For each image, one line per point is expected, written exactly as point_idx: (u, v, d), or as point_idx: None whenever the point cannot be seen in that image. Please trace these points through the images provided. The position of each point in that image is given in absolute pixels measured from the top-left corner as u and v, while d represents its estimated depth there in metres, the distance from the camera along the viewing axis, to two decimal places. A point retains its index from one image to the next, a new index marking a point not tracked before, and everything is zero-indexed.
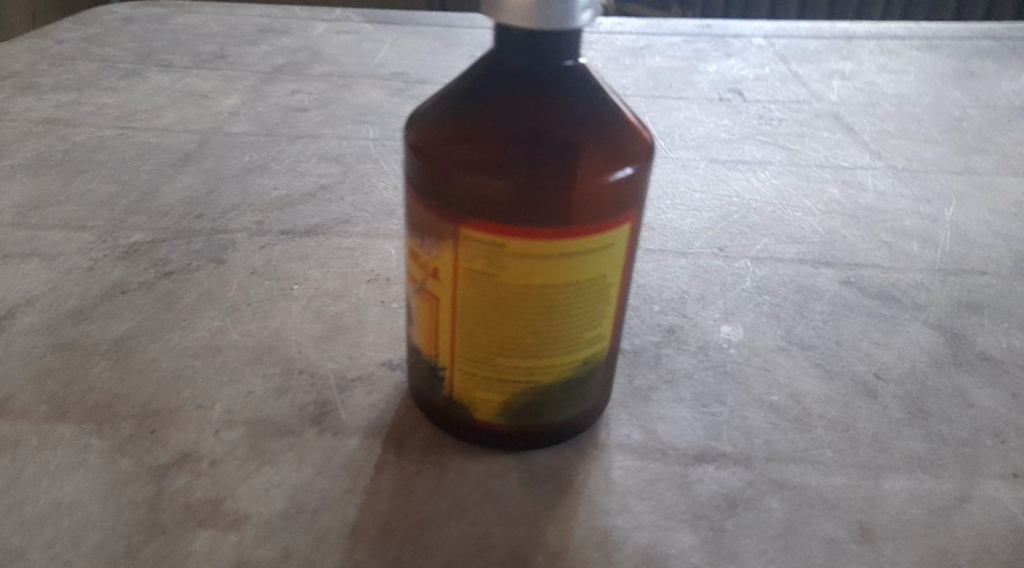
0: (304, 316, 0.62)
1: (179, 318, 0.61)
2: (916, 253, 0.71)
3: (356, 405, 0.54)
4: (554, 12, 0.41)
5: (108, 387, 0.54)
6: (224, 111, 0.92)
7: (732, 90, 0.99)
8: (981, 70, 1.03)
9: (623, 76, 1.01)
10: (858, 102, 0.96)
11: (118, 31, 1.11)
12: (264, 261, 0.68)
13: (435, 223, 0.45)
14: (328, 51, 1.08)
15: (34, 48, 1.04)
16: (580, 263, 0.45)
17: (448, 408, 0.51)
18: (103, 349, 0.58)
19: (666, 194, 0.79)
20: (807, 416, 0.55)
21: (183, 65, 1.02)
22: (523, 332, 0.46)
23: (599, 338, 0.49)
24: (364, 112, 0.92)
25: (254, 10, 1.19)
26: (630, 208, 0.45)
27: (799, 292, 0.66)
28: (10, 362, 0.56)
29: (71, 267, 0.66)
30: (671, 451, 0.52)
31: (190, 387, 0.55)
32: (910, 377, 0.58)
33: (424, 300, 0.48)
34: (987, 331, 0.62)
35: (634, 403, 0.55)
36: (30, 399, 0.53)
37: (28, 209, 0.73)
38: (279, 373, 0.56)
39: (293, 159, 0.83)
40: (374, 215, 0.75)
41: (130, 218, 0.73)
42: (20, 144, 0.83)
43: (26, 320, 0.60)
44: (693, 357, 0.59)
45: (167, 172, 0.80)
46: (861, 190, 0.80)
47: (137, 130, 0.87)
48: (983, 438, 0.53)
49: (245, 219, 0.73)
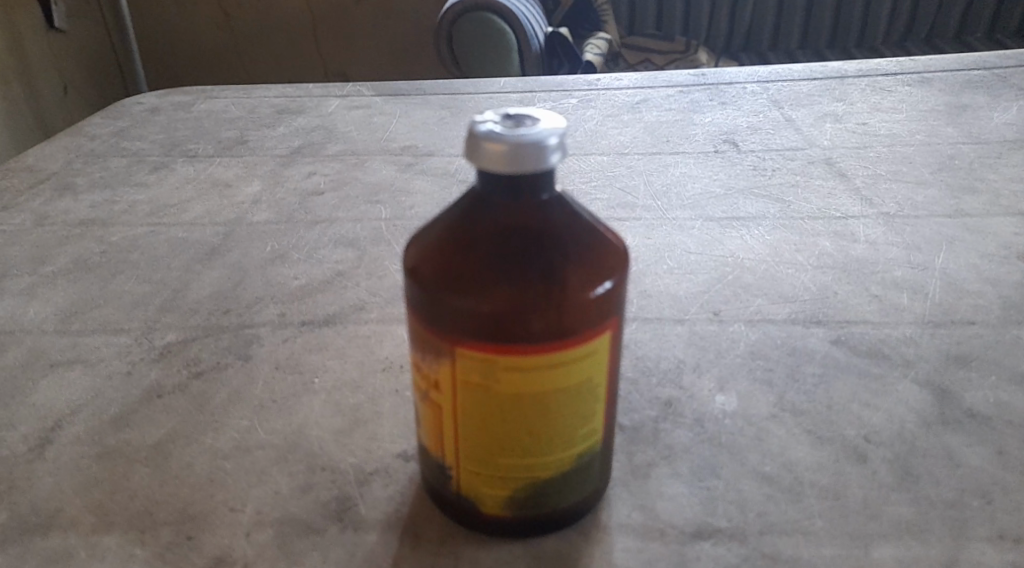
0: (325, 409, 0.66)
1: (211, 419, 0.65)
2: (906, 305, 0.74)
3: (374, 498, 0.58)
4: (527, 156, 0.45)
5: (149, 495, 0.59)
6: (246, 200, 0.98)
7: (727, 142, 1.07)
8: (973, 103, 1.12)
9: (622, 135, 1.09)
10: (850, 146, 1.03)
11: (146, 123, 1.20)
12: (287, 354, 0.72)
13: (433, 341, 0.49)
14: (342, 128, 1.17)
15: (69, 148, 1.12)
16: (568, 370, 0.49)
17: (458, 502, 0.54)
18: (143, 456, 0.62)
19: (663, 257, 0.83)
20: (800, 485, 0.57)
21: (207, 153, 1.10)
22: (521, 435, 0.50)
23: (592, 434, 0.52)
24: (377, 192, 0.99)
25: (271, 92, 1.30)
26: (610, 317, 0.50)
27: (792, 354, 0.69)
28: (60, 474, 0.61)
29: (111, 371, 0.71)
30: (670, 529, 0.55)
31: (222, 489, 0.59)
32: (899, 439, 0.60)
33: (428, 407, 0.52)
34: (976, 385, 0.65)
35: (634, 481, 0.58)
36: (79, 511, 0.58)
37: (70, 315, 0.78)
38: (303, 471, 0.61)
39: (311, 246, 0.89)
40: (388, 299, 0.79)
41: (163, 317, 0.77)
42: (60, 248, 0.89)
43: (73, 429, 0.65)
44: (690, 430, 0.62)
45: (196, 267, 0.85)
46: (853, 241, 0.84)
47: (166, 226, 0.93)
48: (969, 499, 0.56)
49: (269, 311, 0.78)
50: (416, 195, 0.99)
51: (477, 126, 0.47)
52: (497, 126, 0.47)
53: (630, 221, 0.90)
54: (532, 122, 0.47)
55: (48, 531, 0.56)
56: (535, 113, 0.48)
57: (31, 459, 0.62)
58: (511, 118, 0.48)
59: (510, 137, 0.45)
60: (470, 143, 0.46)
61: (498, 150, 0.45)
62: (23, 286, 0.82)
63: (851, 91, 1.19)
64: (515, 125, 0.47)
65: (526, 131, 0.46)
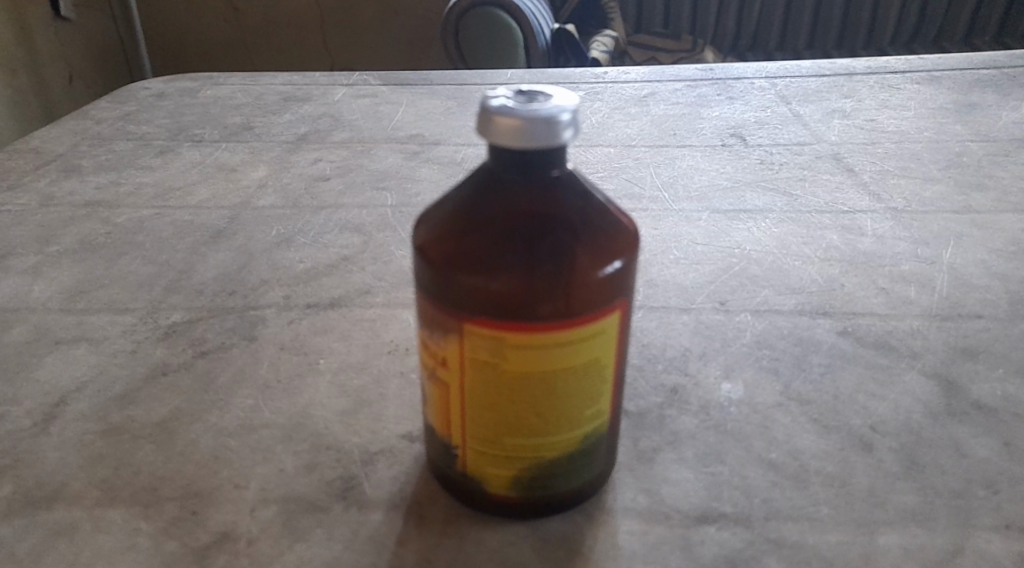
0: (331, 390, 0.66)
1: (216, 398, 0.65)
2: (913, 298, 0.74)
3: (379, 478, 0.58)
4: (539, 130, 0.45)
5: (153, 471, 0.59)
6: (252, 185, 0.98)
7: (734, 135, 1.07)
8: (981, 102, 1.12)
9: (629, 127, 1.09)
10: (858, 142, 1.03)
11: (152, 108, 1.20)
12: (293, 335, 0.72)
13: (441, 318, 0.49)
14: (349, 116, 1.17)
15: (75, 131, 1.12)
16: (577, 350, 0.49)
17: (463, 482, 0.54)
18: (148, 432, 0.62)
19: (670, 248, 0.82)
20: (806, 472, 0.57)
21: (213, 138, 1.10)
22: (528, 414, 0.50)
23: (599, 415, 0.52)
24: (383, 179, 0.99)
25: (277, 80, 1.30)
26: (620, 298, 0.49)
27: (798, 344, 0.69)
28: (64, 449, 0.61)
29: (116, 350, 0.70)
30: (675, 513, 0.55)
31: (227, 466, 0.59)
32: (905, 429, 0.60)
33: (435, 385, 0.52)
34: (983, 378, 0.65)
35: (639, 466, 0.58)
36: (84, 485, 0.58)
37: (75, 294, 0.78)
38: (308, 450, 0.60)
39: (317, 231, 0.88)
40: (394, 284, 0.79)
41: (168, 298, 0.77)
42: (66, 229, 0.89)
43: (78, 406, 0.64)
44: (695, 417, 0.62)
45: (202, 249, 0.85)
46: (860, 235, 0.84)
47: (172, 209, 0.93)
48: (976, 489, 0.56)
49: (274, 294, 0.78)
50: (422, 183, 0.98)
51: (490, 101, 0.47)
52: (509, 101, 0.47)
53: (636, 211, 0.89)
54: (544, 98, 0.47)
55: (52, 504, 0.56)
56: (548, 90, 0.48)
57: (36, 434, 0.62)
58: (524, 95, 0.48)
59: (522, 111, 0.45)
60: (482, 118, 0.46)
61: (510, 124, 0.45)
62: (29, 265, 0.82)
63: (859, 88, 1.19)
64: (528, 101, 0.47)
65: (539, 106, 0.46)
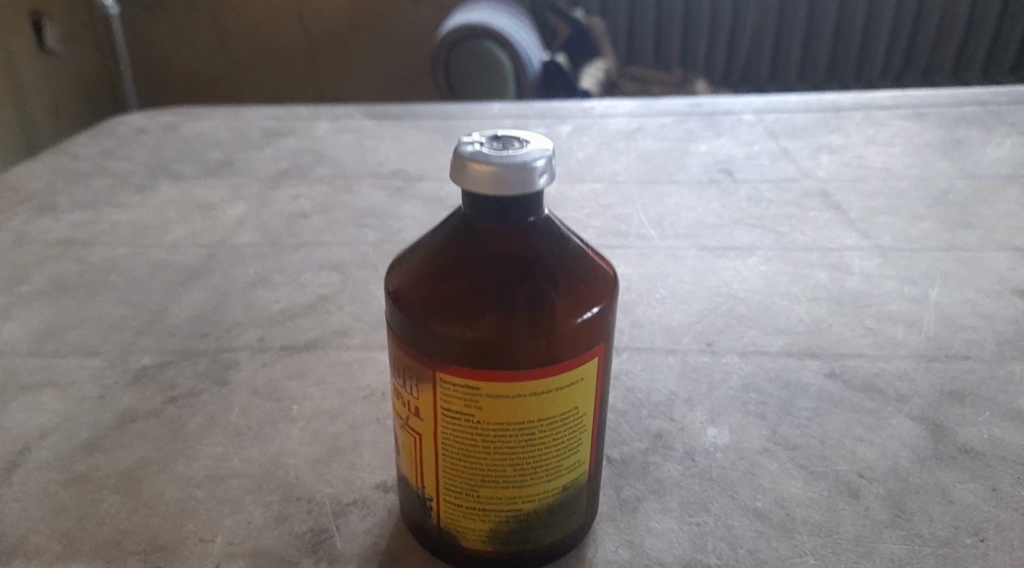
0: (304, 438, 0.64)
1: (185, 446, 0.63)
2: (900, 339, 0.73)
3: (351, 531, 0.56)
4: (513, 178, 0.44)
5: (115, 524, 0.56)
6: (231, 222, 0.97)
7: (722, 172, 1.06)
8: (966, 139, 1.12)
9: (616, 163, 1.08)
10: (845, 178, 1.03)
11: (132, 143, 1.19)
12: (266, 380, 0.70)
13: (414, 367, 0.47)
14: (332, 152, 1.16)
15: (54, 167, 1.11)
16: (553, 399, 0.47)
17: (436, 534, 0.52)
18: (113, 483, 0.60)
19: (657, 287, 0.81)
20: (791, 521, 0.55)
21: (193, 174, 1.09)
22: (504, 466, 0.48)
23: (579, 464, 0.50)
24: (365, 216, 0.98)
25: (260, 115, 1.29)
26: (598, 343, 0.48)
27: (785, 388, 0.67)
28: (25, 500, 0.58)
29: (84, 395, 0.68)
30: (658, 567, 0.53)
31: (193, 519, 0.57)
32: (893, 475, 0.59)
33: (408, 434, 0.50)
34: (971, 422, 0.63)
35: (622, 516, 0.56)
36: (43, 539, 0.55)
37: (45, 337, 0.76)
38: (277, 501, 0.58)
39: (294, 270, 0.87)
40: (371, 325, 0.77)
41: (140, 340, 0.75)
42: (38, 269, 0.87)
43: (41, 455, 0.62)
44: (680, 464, 0.60)
45: (176, 289, 0.83)
46: (848, 273, 0.83)
47: (148, 247, 0.91)
48: (963, 537, 0.54)
49: (249, 336, 0.76)
50: (404, 220, 0.97)
51: (463, 146, 0.46)
52: (483, 148, 0.45)
53: (622, 248, 0.88)
54: (520, 145, 0.46)
55: (9, 560, 0.54)
56: (524, 135, 0.47)
57: None
58: (498, 140, 0.47)
59: (496, 158, 0.44)
60: (455, 164, 0.45)
61: (484, 171, 0.44)
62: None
63: (846, 123, 1.19)
64: (503, 147, 0.46)
65: (514, 153, 0.45)
